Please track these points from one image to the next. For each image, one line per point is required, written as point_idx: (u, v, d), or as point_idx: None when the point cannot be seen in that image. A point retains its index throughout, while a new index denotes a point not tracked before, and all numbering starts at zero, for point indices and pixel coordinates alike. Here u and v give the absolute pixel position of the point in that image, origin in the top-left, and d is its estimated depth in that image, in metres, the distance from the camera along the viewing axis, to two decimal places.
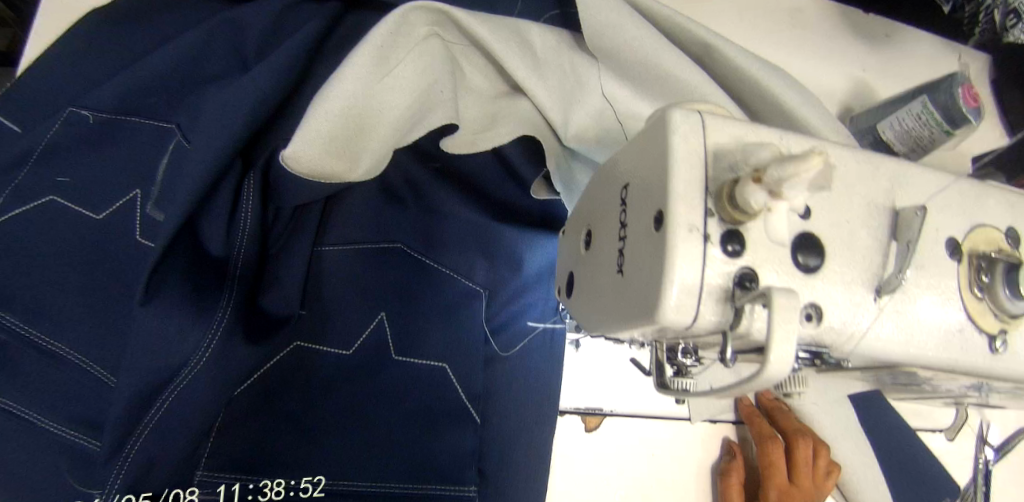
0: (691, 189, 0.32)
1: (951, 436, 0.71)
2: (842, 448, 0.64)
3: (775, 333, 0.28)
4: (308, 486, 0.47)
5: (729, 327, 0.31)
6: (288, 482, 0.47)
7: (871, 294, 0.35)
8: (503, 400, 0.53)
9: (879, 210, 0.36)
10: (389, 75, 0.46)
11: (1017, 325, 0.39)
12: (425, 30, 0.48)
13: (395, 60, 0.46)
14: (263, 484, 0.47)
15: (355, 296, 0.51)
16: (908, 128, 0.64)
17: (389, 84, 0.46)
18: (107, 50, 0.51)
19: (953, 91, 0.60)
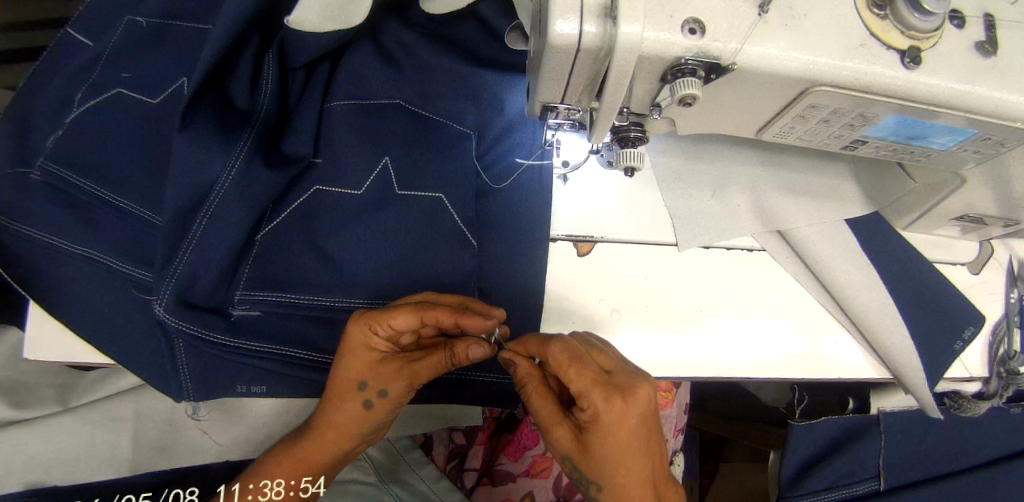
0: None
1: (975, 269, 0.69)
2: (844, 272, 0.62)
3: (622, 14, 0.37)
4: (307, 486, 0.59)
5: (606, 33, 0.37)
6: (287, 483, 0.58)
7: (757, 11, 0.39)
8: (496, 226, 0.62)
9: None
10: None
11: (930, 44, 0.41)
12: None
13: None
14: (296, 299, 0.56)
15: (360, 142, 0.59)
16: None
17: None
18: None
19: None
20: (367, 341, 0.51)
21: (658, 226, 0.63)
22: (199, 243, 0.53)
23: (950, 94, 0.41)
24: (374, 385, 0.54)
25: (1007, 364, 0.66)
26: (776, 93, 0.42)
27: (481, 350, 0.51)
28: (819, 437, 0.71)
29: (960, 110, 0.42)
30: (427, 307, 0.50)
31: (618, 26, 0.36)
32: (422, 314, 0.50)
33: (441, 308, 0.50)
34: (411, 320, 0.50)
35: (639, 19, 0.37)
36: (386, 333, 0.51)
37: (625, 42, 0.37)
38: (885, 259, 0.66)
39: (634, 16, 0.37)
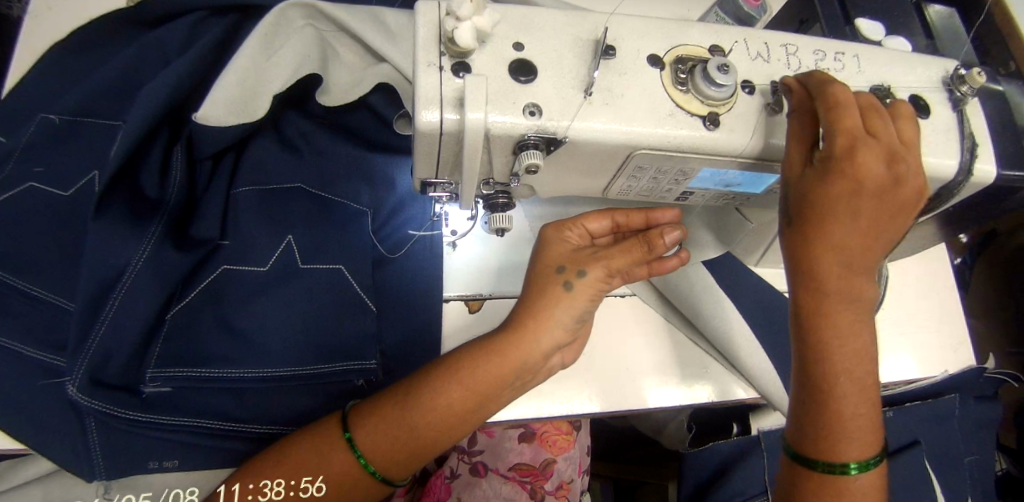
0: (427, 41, 0.47)
1: None
2: (702, 309, 0.71)
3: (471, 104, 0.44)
4: (307, 486, 0.53)
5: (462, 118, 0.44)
6: (286, 484, 0.53)
7: (583, 93, 0.47)
8: (394, 292, 0.66)
9: (584, 41, 0.49)
10: (275, 55, 0.64)
11: (728, 110, 0.50)
12: (301, 21, 0.66)
13: (278, 44, 0.65)
14: (209, 368, 0.59)
15: (264, 225, 0.64)
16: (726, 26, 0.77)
17: (275, 61, 0.64)
18: (62, 73, 0.69)
19: None
20: (566, 239, 0.56)
21: None
22: (112, 323, 0.55)
23: (745, 149, 0.51)
24: (571, 266, 0.53)
25: None
26: (608, 158, 0.50)
27: (676, 231, 0.53)
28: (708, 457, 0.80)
29: (759, 159, 0.52)
30: (617, 210, 0.58)
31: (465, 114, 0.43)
32: (611, 214, 0.57)
33: (630, 209, 0.58)
34: (604, 220, 0.57)
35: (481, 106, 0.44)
36: (579, 235, 0.57)
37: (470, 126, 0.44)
38: (742, 292, 0.74)
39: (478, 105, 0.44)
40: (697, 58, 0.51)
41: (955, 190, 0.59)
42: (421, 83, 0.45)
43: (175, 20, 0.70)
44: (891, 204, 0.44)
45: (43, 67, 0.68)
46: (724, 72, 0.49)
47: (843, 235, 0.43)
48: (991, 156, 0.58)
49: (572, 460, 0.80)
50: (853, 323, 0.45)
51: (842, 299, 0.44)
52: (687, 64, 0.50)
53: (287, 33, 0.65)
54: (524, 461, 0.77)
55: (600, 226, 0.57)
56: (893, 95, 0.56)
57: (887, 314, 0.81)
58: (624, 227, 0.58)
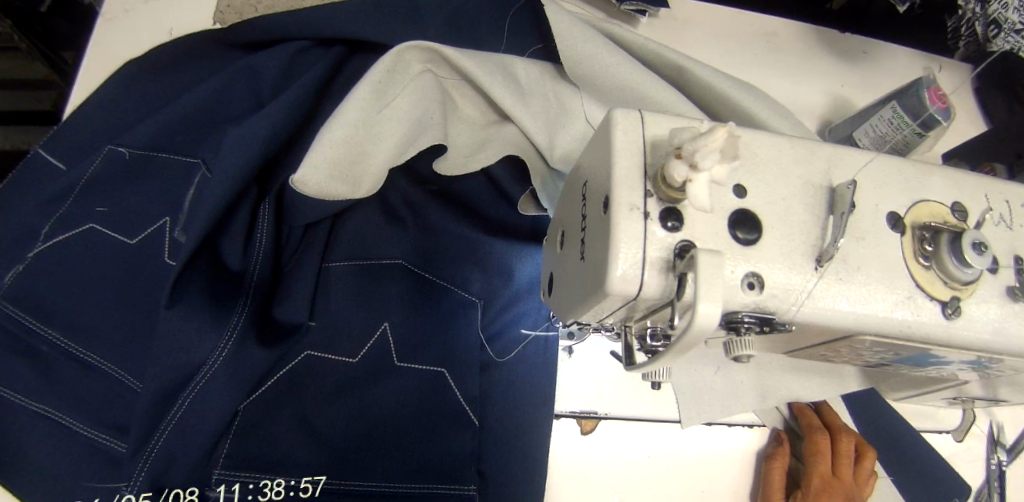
0: (629, 172, 0.37)
1: (959, 437, 0.65)
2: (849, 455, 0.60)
3: (701, 289, 0.32)
4: (308, 486, 0.50)
5: (675, 293, 0.35)
6: (289, 483, 0.50)
7: (813, 264, 0.38)
8: (500, 402, 0.56)
9: (816, 187, 0.39)
10: (388, 107, 0.54)
11: (969, 293, 0.41)
12: (420, 67, 0.57)
13: (394, 92, 0.55)
14: (264, 484, 0.50)
15: (358, 307, 0.55)
16: (881, 133, 0.63)
17: (388, 116, 0.54)
18: (143, 94, 0.61)
19: (919, 95, 0.59)
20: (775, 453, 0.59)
21: (661, 403, 0.59)
22: (178, 427, 0.46)
23: (981, 343, 0.42)
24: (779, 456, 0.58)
25: None
26: (824, 334, 0.40)
27: (862, 465, 0.58)
28: None
29: (991, 351, 0.43)
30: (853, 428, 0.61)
31: (696, 305, 0.31)
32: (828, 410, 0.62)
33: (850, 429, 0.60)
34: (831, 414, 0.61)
35: (719, 298, 0.32)
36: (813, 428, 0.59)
37: (703, 319, 0.31)
38: (874, 434, 0.64)
39: (714, 278, 0.32)
40: (943, 223, 0.41)
41: None
42: (619, 229, 0.35)
43: (277, 48, 0.61)
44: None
45: (127, 86, 0.60)
46: (981, 251, 0.39)
47: (856, 488, 0.56)
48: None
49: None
50: None
51: None
52: (929, 229, 0.41)
53: (407, 80, 0.56)
54: None
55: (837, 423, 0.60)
56: None
57: None
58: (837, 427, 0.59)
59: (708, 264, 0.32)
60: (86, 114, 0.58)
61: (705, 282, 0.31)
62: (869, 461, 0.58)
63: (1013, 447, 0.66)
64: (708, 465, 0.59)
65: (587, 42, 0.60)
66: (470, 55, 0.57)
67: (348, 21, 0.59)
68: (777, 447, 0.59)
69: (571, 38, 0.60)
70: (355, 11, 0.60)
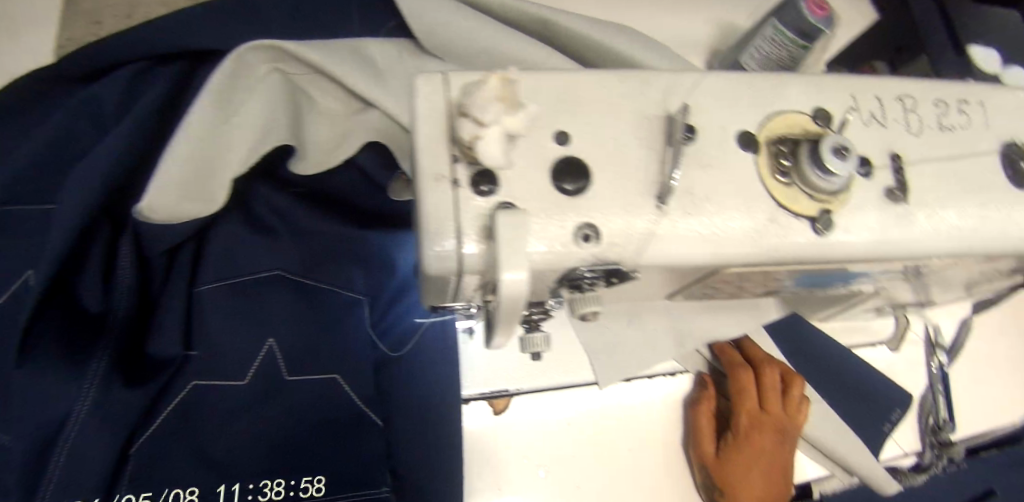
0: (432, 140, 0.33)
1: (895, 347, 0.64)
2: None
3: (502, 256, 0.29)
4: (308, 486, 0.48)
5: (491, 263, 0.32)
6: (289, 483, 0.48)
7: (655, 202, 0.34)
8: (404, 398, 0.54)
9: (650, 118, 0.36)
10: (232, 116, 0.49)
11: (840, 204, 0.38)
12: (266, 67, 0.51)
13: (241, 100, 0.50)
14: (264, 485, 0.48)
15: (242, 325, 0.51)
16: (766, 53, 0.58)
17: (234, 125, 0.50)
18: None
19: (796, 6, 0.55)
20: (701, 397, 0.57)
21: (572, 368, 0.57)
22: (57, 484, 0.43)
23: (862, 252, 0.39)
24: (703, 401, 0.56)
25: (937, 435, 0.62)
26: (688, 273, 0.37)
27: (791, 393, 0.54)
28: None
29: (878, 259, 0.40)
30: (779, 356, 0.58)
31: (500, 272, 0.29)
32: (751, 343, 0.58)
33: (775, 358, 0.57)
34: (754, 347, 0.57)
35: (523, 261, 0.29)
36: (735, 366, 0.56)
37: (508, 287, 0.29)
38: (810, 361, 0.61)
39: (513, 240, 0.30)
40: (801, 134, 0.38)
41: None
42: (427, 205, 0.32)
43: (109, 72, 0.56)
44: (783, 438, 0.54)
45: None
46: (843, 156, 0.36)
47: (785, 419, 0.54)
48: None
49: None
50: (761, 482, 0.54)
51: (766, 454, 0.54)
52: (787, 143, 0.38)
53: (251, 84, 0.50)
54: None
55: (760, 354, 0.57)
56: None
57: (979, 362, 0.68)
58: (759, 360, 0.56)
59: (507, 227, 0.30)
60: None
61: (502, 248, 0.29)
62: (798, 388, 0.54)
63: (952, 348, 0.65)
64: (634, 422, 0.58)
65: (439, 10, 0.55)
66: (316, 46, 0.51)
67: (175, 28, 0.54)
68: (702, 390, 0.57)
69: (421, 10, 0.54)
70: (181, 16, 0.55)
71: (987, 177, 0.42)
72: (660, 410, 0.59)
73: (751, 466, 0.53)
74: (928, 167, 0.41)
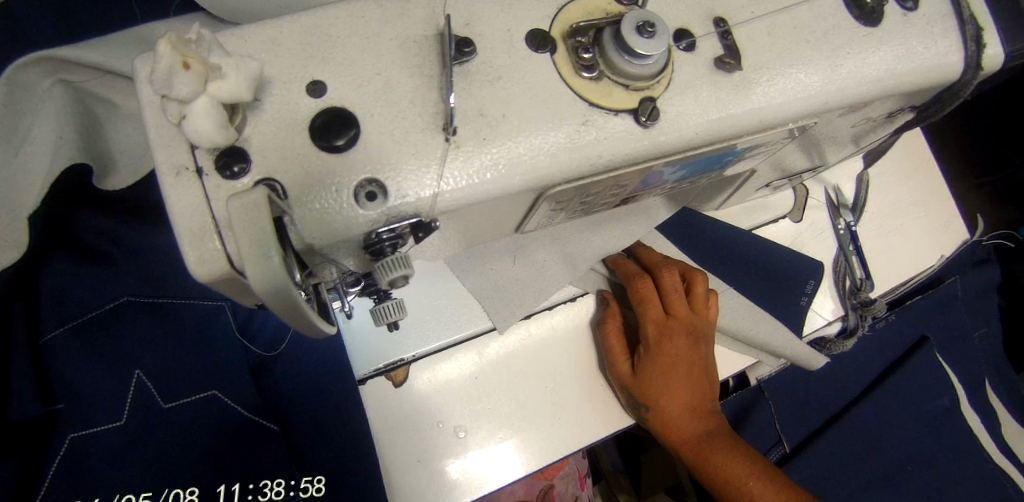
0: (163, 129, 0.28)
1: (797, 217, 0.64)
2: None
3: (242, 243, 0.24)
4: (308, 486, 0.49)
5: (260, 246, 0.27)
6: (288, 482, 0.49)
7: (443, 135, 0.30)
8: (301, 395, 0.52)
9: (418, 40, 0.31)
10: (22, 148, 0.44)
11: (662, 87, 0.34)
12: (48, 82, 0.44)
13: (25, 125, 0.44)
14: (263, 484, 0.48)
15: (98, 368, 0.47)
16: None
17: (27, 157, 0.44)
18: None
19: None
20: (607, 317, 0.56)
21: (466, 318, 0.55)
22: None
23: (704, 134, 0.35)
24: (610, 320, 0.55)
25: (858, 295, 0.62)
26: (513, 202, 0.34)
27: (694, 288, 0.54)
28: (761, 427, 0.68)
29: (726, 138, 0.36)
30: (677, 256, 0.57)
31: (244, 269, 0.24)
32: (643, 250, 0.57)
33: (672, 259, 0.56)
34: (648, 252, 0.56)
35: (275, 244, 0.24)
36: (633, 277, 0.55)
37: (262, 282, 0.24)
38: (710, 249, 0.60)
39: (261, 219, 0.25)
40: (601, 19, 0.33)
41: (961, 91, 0.43)
42: (172, 204, 0.28)
43: None
44: (696, 335, 0.54)
45: None
46: (650, 33, 0.31)
47: (693, 315, 0.54)
48: (999, 34, 0.41)
49: (571, 476, 0.70)
50: (684, 383, 0.53)
51: (684, 354, 0.53)
52: (589, 33, 0.33)
53: (32, 105, 0.44)
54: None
55: (656, 257, 0.56)
56: None
57: (893, 211, 0.67)
58: (654, 263, 0.55)
59: (256, 200, 0.25)
60: None
61: (239, 235, 0.24)
62: (699, 283, 0.54)
63: (855, 206, 0.65)
64: (546, 356, 0.57)
65: None
66: (99, 49, 0.45)
67: None
68: (605, 310, 0.57)
69: None
70: None
71: (832, 22, 0.38)
72: (567, 337, 0.58)
73: (670, 371, 0.53)
74: (758, 24, 0.37)
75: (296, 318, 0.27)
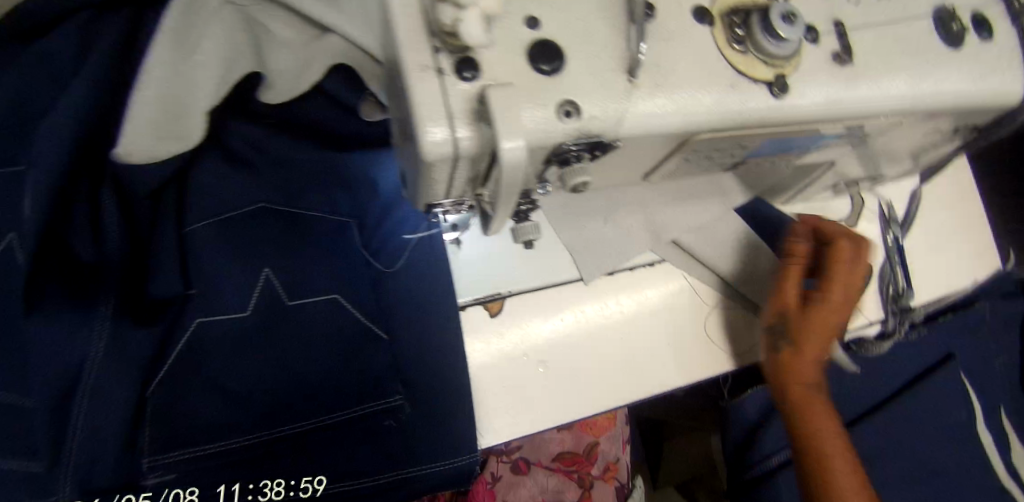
0: (412, 33, 0.34)
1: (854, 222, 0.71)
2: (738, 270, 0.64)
3: (499, 123, 0.31)
4: (307, 486, 0.53)
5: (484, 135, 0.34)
6: (289, 482, 0.53)
7: (626, 76, 0.37)
8: (406, 313, 0.58)
9: (612, 1, 0.38)
10: (195, 54, 0.50)
11: (792, 68, 0.41)
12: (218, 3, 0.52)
13: (198, 35, 0.50)
14: (262, 481, 0.53)
15: (231, 262, 0.53)
16: None
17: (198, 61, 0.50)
18: None
19: None
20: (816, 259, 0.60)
21: (559, 266, 0.61)
22: (86, 422, 0.47)
23: (818, 112, 0.42)
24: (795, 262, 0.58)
25: (897, 301, 0.70)
26: (663, 143, 0.40)
27: (846, 267, 0.58)
28: None
29: (833, 119, 0.44)
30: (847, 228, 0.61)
31: (498, 140, 0.31)
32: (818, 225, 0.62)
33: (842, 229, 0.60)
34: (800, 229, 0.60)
35: (519, 132, 0.31)
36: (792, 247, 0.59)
37: (509, 155, 0.31)
38: (782, 236, 0.66)
39: (507, 113, 0.32)
40: (751, 6, 0.41)
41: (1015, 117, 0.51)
42: (416, 93, 0.33)
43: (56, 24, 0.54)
44: (836, 312, 0.58)
45: None
46: (791, 21, 0.39)
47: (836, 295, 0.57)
48: None
49: (616, 436, 0.81)
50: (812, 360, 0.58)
51: (822, 330, 0.58)
52: (740, 15, 0.41)
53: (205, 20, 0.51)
54: (567, 450, 0.79)
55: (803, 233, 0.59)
56: (959, 19, 0.47)
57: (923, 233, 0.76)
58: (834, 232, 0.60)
59: (502, 96, 0.32)
60: None
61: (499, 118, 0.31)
62: (847, 264, 0.58)
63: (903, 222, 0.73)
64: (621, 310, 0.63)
65: None
66: None
67: None
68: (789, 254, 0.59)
69: None
70: None
71: (924, 40, 0.46)
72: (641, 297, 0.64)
73: (819, 339, 0.58)
74: (869, 32, 0.44)
75: (500, 198, 0.36)
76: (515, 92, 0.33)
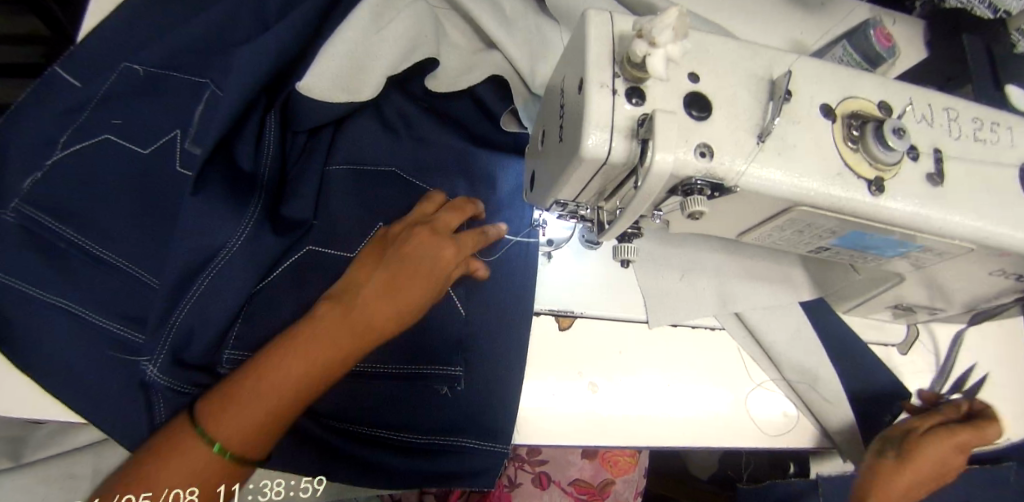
0: (600, 58, 0.42)
1: (904, 349, 0.77)
2: (793, 353, 0.67)
3: (658, 140, 0.38)
4: None
5: (636, 155, 0.41)
6: None
7: (756, 139, 0.44)
8: (486, 298, 0.63)
9: (758, 79, 0.46)
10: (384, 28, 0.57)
11: (892, 174, 0.47)
12: None
13: (393, 14, 0.58)
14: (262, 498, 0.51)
15: (355, 209, 0.61)
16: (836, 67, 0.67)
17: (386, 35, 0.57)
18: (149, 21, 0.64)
19: (867, 34, 0.62)
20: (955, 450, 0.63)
21: (630, 304, 0.66)
22: (197, 300, 0.51)
23: (908, 218, 0.48)
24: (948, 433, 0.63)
25: None
26: (768, 206, 0.46)
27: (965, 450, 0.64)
28: None
29: (921, 229, 0.49)
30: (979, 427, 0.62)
31: (654, 153, 0.38)
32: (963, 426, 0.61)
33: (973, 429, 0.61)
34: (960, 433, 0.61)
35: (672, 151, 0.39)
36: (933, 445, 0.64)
37: (658, 167, 0.39)
38: (832, 339, 0.71)
39: (663, 133, 0.39)
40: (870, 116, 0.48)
41: None
42: (592, 103, 0.41)
43: None
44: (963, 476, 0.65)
45: (134, 14, 0.64)
46: (901, 136, 0.45)
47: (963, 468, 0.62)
48: None
49: (632, 483, 0.84)
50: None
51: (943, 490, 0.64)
52: (859, 120, 0.48)
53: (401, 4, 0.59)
54: (583, 478, 0.82)
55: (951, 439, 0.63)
56: None
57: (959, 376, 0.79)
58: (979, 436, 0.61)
59: (665, 122, 0.39)
60: (97, 39, 0.62)
61: (660, 135, 0.38)
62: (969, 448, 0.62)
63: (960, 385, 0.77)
64: (671, 358, 0.68)
65: None
66: None
67: None
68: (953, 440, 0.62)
69: None
70: None
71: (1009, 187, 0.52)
72: (693, 351, 0.69)
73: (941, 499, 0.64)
74: (964, 165, 0.51)
75: (631, 207, 0.43)
76: (674, 121, 0.40)
